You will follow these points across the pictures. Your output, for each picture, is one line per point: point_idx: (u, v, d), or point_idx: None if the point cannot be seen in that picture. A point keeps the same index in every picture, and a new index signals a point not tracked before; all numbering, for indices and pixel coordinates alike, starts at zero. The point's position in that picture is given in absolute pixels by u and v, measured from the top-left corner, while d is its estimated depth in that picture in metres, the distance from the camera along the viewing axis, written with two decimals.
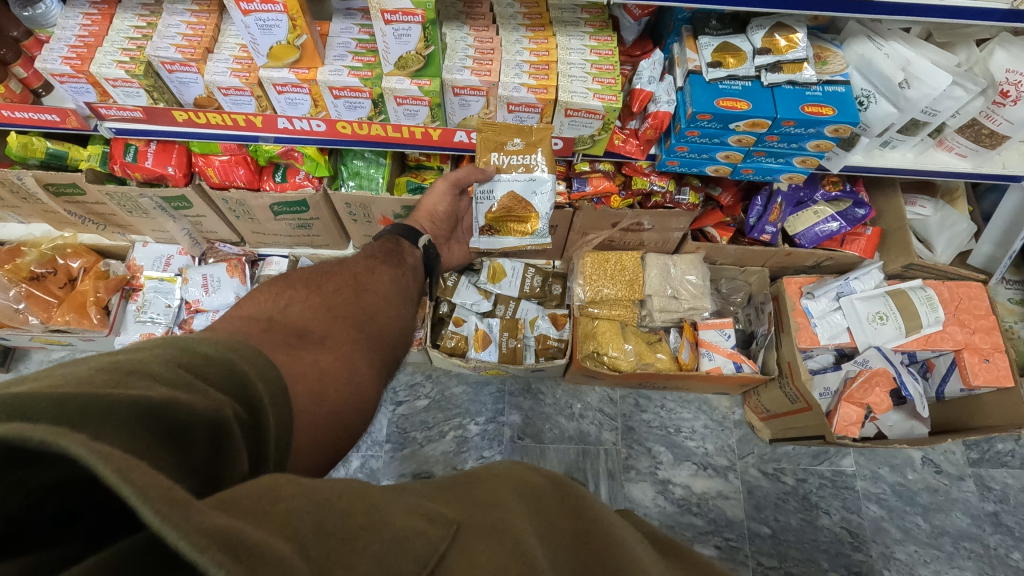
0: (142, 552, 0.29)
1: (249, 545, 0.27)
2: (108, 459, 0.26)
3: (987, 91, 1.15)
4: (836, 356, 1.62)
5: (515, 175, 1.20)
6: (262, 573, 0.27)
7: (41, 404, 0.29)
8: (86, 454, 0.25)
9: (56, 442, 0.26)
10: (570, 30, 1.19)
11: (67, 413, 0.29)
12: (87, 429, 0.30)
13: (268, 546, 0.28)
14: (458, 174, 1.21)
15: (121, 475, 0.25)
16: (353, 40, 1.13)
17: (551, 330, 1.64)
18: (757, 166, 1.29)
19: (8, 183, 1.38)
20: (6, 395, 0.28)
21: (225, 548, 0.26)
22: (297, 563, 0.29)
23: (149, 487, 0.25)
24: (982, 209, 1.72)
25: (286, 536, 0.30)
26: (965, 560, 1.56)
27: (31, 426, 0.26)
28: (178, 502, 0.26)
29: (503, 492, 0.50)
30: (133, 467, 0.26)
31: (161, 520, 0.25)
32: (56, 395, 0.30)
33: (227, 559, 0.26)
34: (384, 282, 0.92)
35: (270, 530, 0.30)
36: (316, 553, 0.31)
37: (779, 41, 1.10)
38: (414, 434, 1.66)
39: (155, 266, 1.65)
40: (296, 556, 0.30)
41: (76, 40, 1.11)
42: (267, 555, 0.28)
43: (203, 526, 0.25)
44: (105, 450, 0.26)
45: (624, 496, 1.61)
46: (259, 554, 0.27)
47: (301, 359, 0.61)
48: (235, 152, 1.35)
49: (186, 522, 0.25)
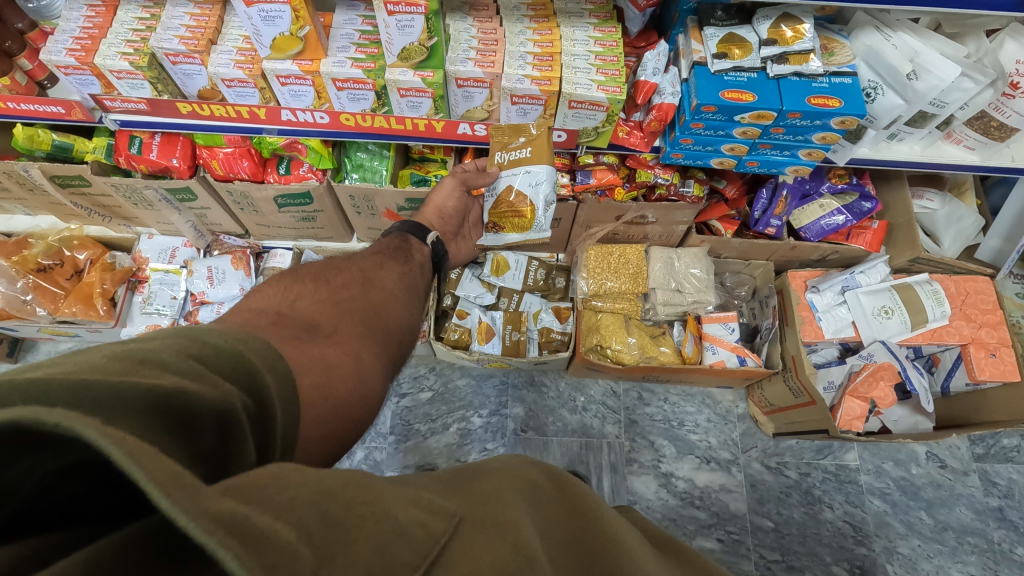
0: (152, 538, 0.30)
1: (255, 530, 0.27)
2: (120, 443, 0.26)
3: (996, 82, 1.14)
4: (841, 350, 1.60)
5: (514, 170, 1.18)
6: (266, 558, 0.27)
7: (54, 390, 0.29)
8: (99, 438, 0.26)
9: (70, 426, 0.26)
10: (574, 21, 1.18)
11: (80, 400, 0.30)
12: (100, 416, 0.30)
13: (274, 531, 0.28)
14: (467, 173, 1.23)
15: (132, 460, 0.25)
16: (357, 31, 1.13)
17: (554, 323, 1.65)
18: (762, 159, 1.28)
19: (16, 175, 1.39)
20: (21, 379, 0.28)
21: (232, 532, 0.26)
22: (302, 549, 0.30)
23: (160, 472, 0.26)
24: (991, 203, 1.70)
25: (291, 523, 0.30)
26: (968, 555, 1.56)
27: (46, 409, 0.27)
28: (187, 487, 0.26)
29: (503, 486, 0.50)
30: (144, 452, 0.26)
31: (171, 503, 0.25)
32: (71, 381, 0.30)
33: (235, 544, 0.26)
34: (392, 277, 0.93)
35: (276, 518, 0.30)
36: (321, 540, 0.31)
37: (786, 31, 1.09)
38: (417, 426, 1.67)
39: (160, 258, 1.67)
40: (302, 543, 0.30)
41: (80, 32, 1.12)
42: (273, 542, 0.28)
43: (211, 511, 0.26)
44: (117, 435, 0.26)
45: (626, 490, 1.61)
46: (265, 539, 0.27)
47: (309, 352, 0.62)
48: (239, 144, 1.36)
49: (195, 506, 0.25)
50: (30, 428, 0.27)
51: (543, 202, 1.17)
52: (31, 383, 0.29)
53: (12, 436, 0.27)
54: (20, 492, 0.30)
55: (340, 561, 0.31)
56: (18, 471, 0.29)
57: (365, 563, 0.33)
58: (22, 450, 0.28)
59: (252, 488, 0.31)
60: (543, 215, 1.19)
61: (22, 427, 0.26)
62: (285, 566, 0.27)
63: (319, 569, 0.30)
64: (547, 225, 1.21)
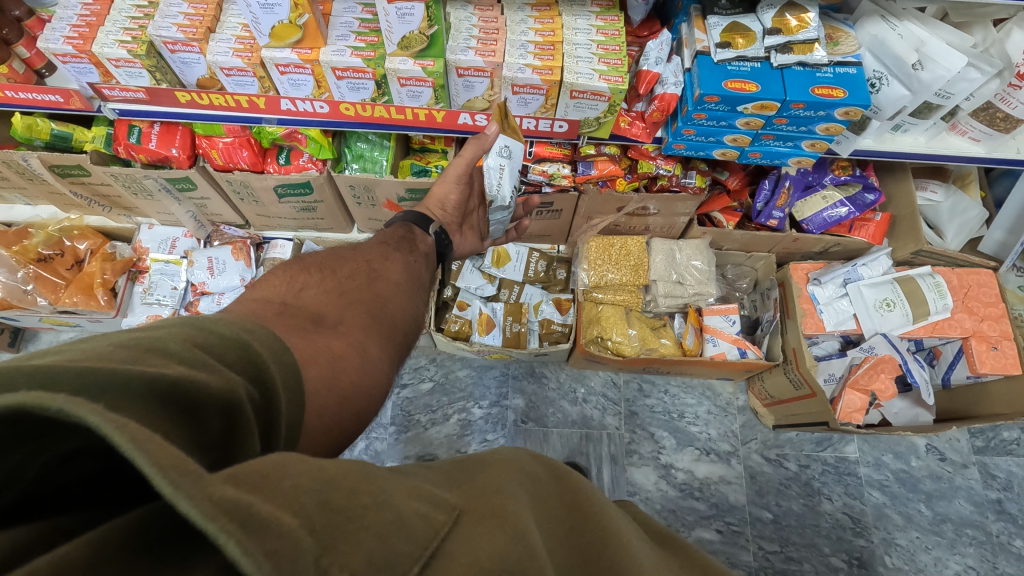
0: (154, 523, 0.30)
1: (258, 517, 0.27)
2: (123, 428, 0.26)
3: (1003, 73, 1.13)
4: (842, 343, 1.60)
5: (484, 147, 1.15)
6: (269, 545, 0.27)
7: (61, 376, 0.29)
8: (102, 423, 0.26)
9: (74, 411, 0.26)
10: (576, 9, 1.17)
11: (86, 387, 0.30)
12: (106, 403, 0.30)
13: (277, 519, 0.28)
14: (466, 159, 1.13)
15: (136, 445, 0.26)
16: (356, 19, 1.12)
17: (555, 315, 1.67)
18: (765, 150, 1.28)
19: (15, 165, 1.38)
20: (30, 366, 0.29)
21: (235, 517, 0.26)
22: (304, 536, 0.29)
23: (163, 457, 0.26)
24: (995, 195, 1.69)
25: (293, 511, 0.30)
26: (967, 547, 1.57)
27: (51, 394, 0.27)
28: (189, 473, 0.26)
29: (503, 478, 0.50)
30: (147, 438, 0.27)
31: (175, 489, 0.25)
32: (78, 369, 0.30)
33: (238, 530, 0.26)
34: (397, 268, 0.92)
35: (279, 505, 0.30)
36: (323, 528, 0.31)
37: (790, 20, 1.08)
38: (418, 417, 1.67)
39: (160, 249, 1.67)
40: (304, 531, 0.30)
41: (77, 20, 1.11)
42: (275, 528, 0.27)
43: (213, 496, 0.26)
44: (120, 421, 0.27)
45: (626, 481, 1.62)
46: (269, 526, 0.27)
47: (314, 343, 0.62)
48: (239, 133, 1.35)
49: (197, 491, 0.25)
50: (37, 414, 0.27)
51: (488, 167, 1.09)
52: (38, 369, 0.29)
53: (19, 419, 0.27)
54: (24, 479, 0.30)
55: (341, 549, 0.31)
56: (22, 457, 0.29)
57: (366, 552, 0.32)
58: (27, 435, 0.28)
59: (254, 476, 0.31)
60: (495, 184, 1.11)
61: (27, 412, 0.27)
62: (287, 552, 0.27)
63: (319, 557, 0.30)
64: (509, 198, 1.14)
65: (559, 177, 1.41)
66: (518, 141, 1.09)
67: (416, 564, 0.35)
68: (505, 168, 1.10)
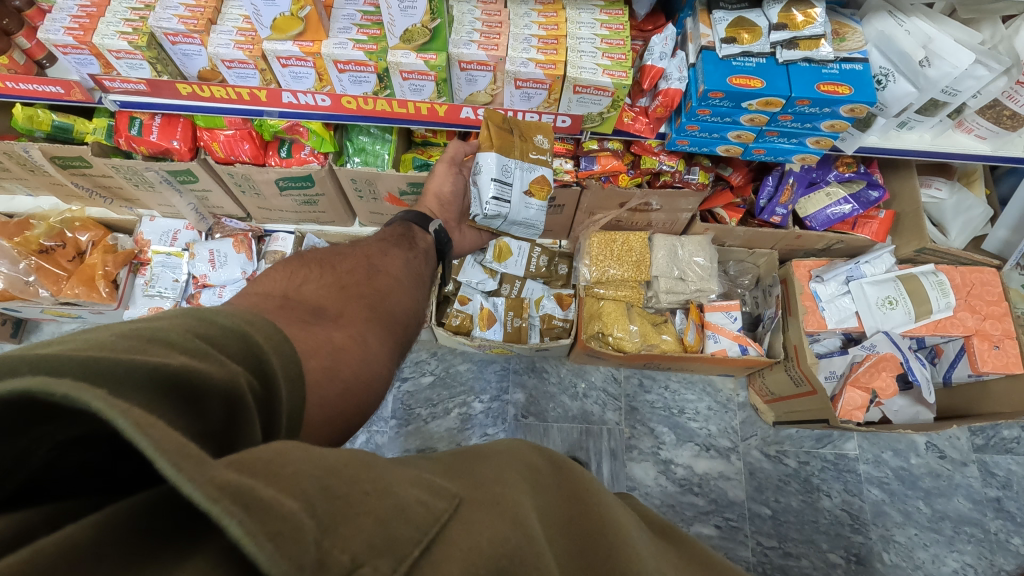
0: (156, 505, 0.31)
1: (260, 500, 0.27)
2: (127, 413, 0.26)
3: (1011, 70, 1.12)
4: (844, 340, 1.59)
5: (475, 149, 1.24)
6: (272, 528, 0.26)
7: (65, 363, 0.29)
8: (105, 408, 0.26)
9: (78, 397, 0.26)
10: (580, 3, 1.16)
11: (90, 374, 0.29)
12: (108, 389, 0.30)
13: (279, 502, 0.28)
14: (453, 151, 1.22)
15: (139, 429, 0.26)
16: (359, 12, 1.11)
17: (556, 310, 1.66)
18: (769, 147, 1.27)
19: (16, 155, 1.38)
20: (33, 354, 0.28)
21: (237, 500, 0.26)
22: (305, 519, 0.29)
23: (167, 442, 0.26)
24: (999, 193, 1.68)
25: (295, 495, 0.30)
26: (965, 544, 1.57)
27: (55, 380, 0.27)
28: (193, 457, 0.26)
29: (503, 469, 0.50)
30: (152, 423, 0.27)
31: (178, 471, 0.25)
32: (81, 357, 0.30)
33: (240, 512, 0.26)
34: (397, 264, 0.92)
35: (280, 489, 0.30)
36: (324, 512, 0.31)
37: (796, 16, 1.06)
38: (419, 411, 1.68)
39: (162, 241, 1.68)
40: (305, 514, 0.30)
41: (78, 11, 1.10)
42: (278, 511, 0.27)
43: (216, 480, 0.26)
44: (124, 406, 0.27)
45: (626, 475, 1.62)
46: (271, 508, 0.27)
47: (316, 335, 0.62)
48: (241, 126, 1.35)
49: (200, 475, 0.26)
50: (46, 401, 0.27)
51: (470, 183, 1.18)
52: (41, 357, 0.29)
53: (23, 406, 0.27)
54: (30, 465, 0.30)
55: (342, 533, 0.31)
56: (27, 442, 0.29)
57: (366, 536, 0.32)
58: (31, 421, 0.29)
59: (256, 462, 0.31)
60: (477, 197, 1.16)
61: (33, 398, 0.27)
62: (290, 534, 0.27)
63: (321, 539, 0.30)
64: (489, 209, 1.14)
65: (562, 171, 1.41)
66: (488, 152, 1.13)
67: (417, 549, 0.34)
68: (479, 181, 1.15)
